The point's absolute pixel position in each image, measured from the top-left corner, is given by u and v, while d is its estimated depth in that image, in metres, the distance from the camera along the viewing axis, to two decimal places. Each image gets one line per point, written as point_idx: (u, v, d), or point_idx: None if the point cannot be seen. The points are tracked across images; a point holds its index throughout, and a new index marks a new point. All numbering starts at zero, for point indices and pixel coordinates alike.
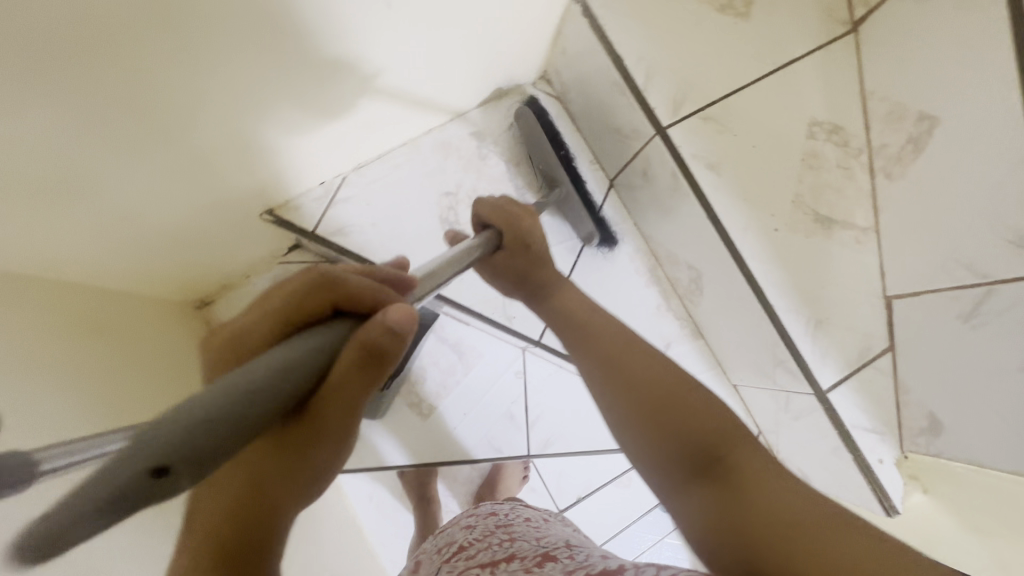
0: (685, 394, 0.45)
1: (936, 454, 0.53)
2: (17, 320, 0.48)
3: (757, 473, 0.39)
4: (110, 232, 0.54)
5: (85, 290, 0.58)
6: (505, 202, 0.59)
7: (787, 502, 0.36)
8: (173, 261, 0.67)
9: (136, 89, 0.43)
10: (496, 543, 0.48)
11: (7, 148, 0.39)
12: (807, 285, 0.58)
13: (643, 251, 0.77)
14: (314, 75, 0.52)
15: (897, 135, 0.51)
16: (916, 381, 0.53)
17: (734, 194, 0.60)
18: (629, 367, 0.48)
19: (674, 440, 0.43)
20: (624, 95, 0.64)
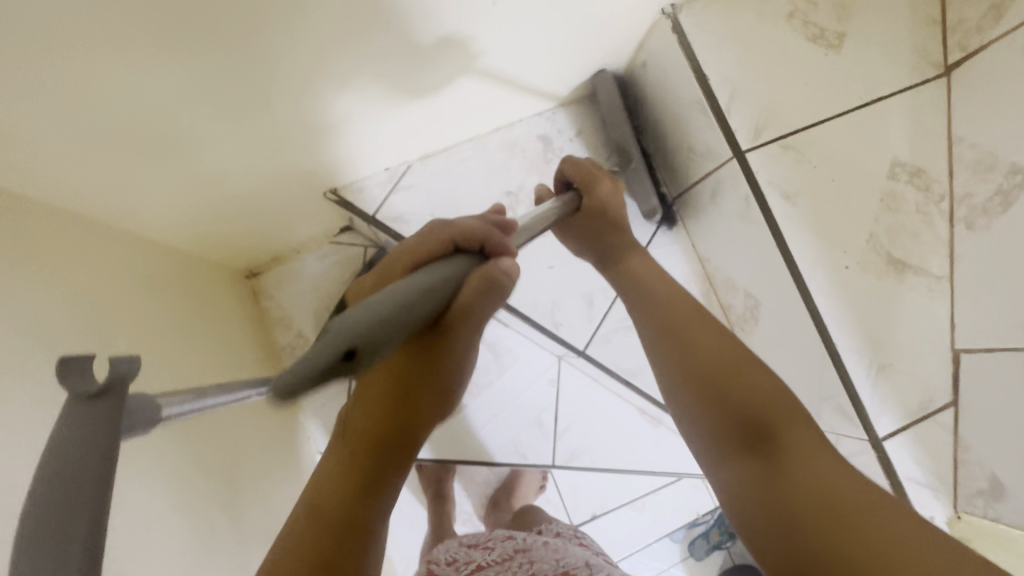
0: (744, 362, 0.41)
1: (994, 519, 0.50)
2: (92, 263, 0.50)
3: (812, 452, 0.36)
4: (187, 189, 0.56)
5: (156, 244, 0.60)
6: (589, 163, 0.56)
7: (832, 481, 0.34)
8: (239, 226, 0.68)
9: (230, 52, 0.43)
10: (515, 566, 0.47)
11: (102, 93, 0.40)
12: (872, 328, 0.56)
13: (698, 274, 0.76)
14: (405, 59, 0.53)
15: (985, 186, 0.49)
16: (977, 439, 0.50)
17: (807, 226, 0.59)
18: (689, 327, 0.44)
19: (722, 408, 0.40)
20: (705, 115, 0.64)
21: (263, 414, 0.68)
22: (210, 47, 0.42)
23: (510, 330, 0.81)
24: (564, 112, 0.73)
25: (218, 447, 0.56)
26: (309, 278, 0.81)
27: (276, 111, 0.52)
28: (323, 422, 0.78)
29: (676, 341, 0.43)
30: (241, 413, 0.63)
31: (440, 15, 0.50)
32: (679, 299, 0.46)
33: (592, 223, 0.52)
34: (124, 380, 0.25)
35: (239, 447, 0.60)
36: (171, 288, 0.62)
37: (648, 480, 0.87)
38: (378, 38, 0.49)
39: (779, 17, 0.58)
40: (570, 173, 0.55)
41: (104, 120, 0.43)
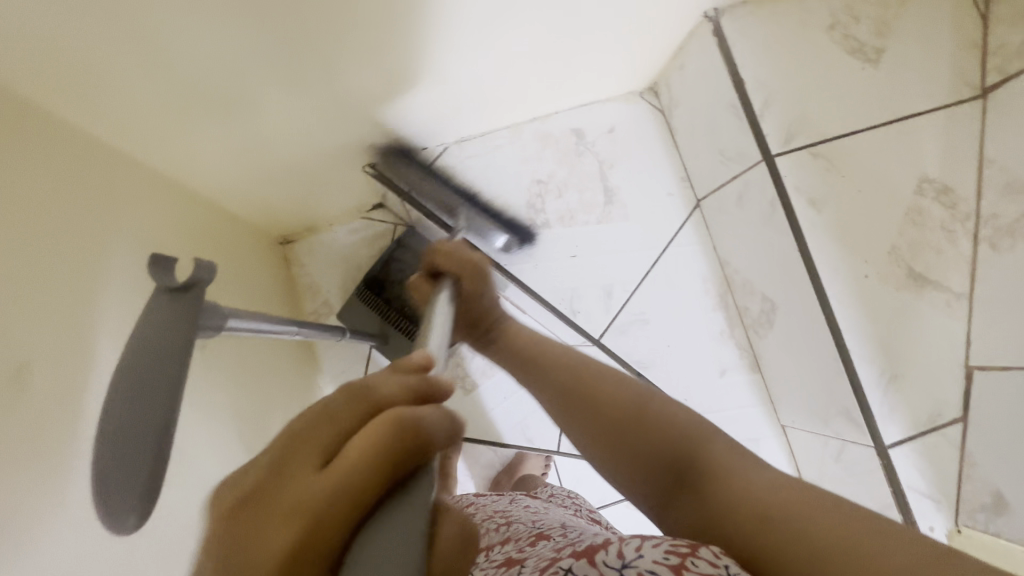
0: (646, 406, 0.37)
1: (995, 533, 0.50)
2: (146, 210, 0.54)
3: (726, 466, 0.33)
4: (239, 153, 0.60)
5: (205, 201, 0.64)
6: (466, 251, 0.50)
7: (755, 484, 0.31)
8: (282, 193, 0.72)
9: (287, 24, 0.47)
10: (493, 528, 0.46)
11: (166, 48, 0.44)
12: (888, 339, 0.57)
13: (716, 275, 0.77)
14: (444, 49, 0.56)
15: (1011, 207, 0.49)
16: (983, 455, 0.51)
17: (830, 233, 0.60)
18: (587, 382, 0.40)
19: (647, 464, 0.35)
20: (738, 118, 0.64)
21: (276, 362, 0.72)
22: (268, 13, 0.45)
23: (526, 318, 0.80)
24: (600, 108, 0.75)
25: (230, 380, 0.60)
26: (339, 248, 0.83)
27: (321, 82, 0.55)
28: (340, 388, 0.83)
29: (585, 401, 0.39)
30: (255, 351, 0.66)
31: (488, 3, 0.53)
32: (575, 358, 0.43)
33: (471, 309, 0.49)
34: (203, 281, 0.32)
35: (254, 383, 0.65)
36: (213, 243, 0.66)
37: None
38: (424, 23, 0.52)
39: (820, 29, 0.59)
40: (439, 263, 0.48)
41: (166, 74, 0.46)
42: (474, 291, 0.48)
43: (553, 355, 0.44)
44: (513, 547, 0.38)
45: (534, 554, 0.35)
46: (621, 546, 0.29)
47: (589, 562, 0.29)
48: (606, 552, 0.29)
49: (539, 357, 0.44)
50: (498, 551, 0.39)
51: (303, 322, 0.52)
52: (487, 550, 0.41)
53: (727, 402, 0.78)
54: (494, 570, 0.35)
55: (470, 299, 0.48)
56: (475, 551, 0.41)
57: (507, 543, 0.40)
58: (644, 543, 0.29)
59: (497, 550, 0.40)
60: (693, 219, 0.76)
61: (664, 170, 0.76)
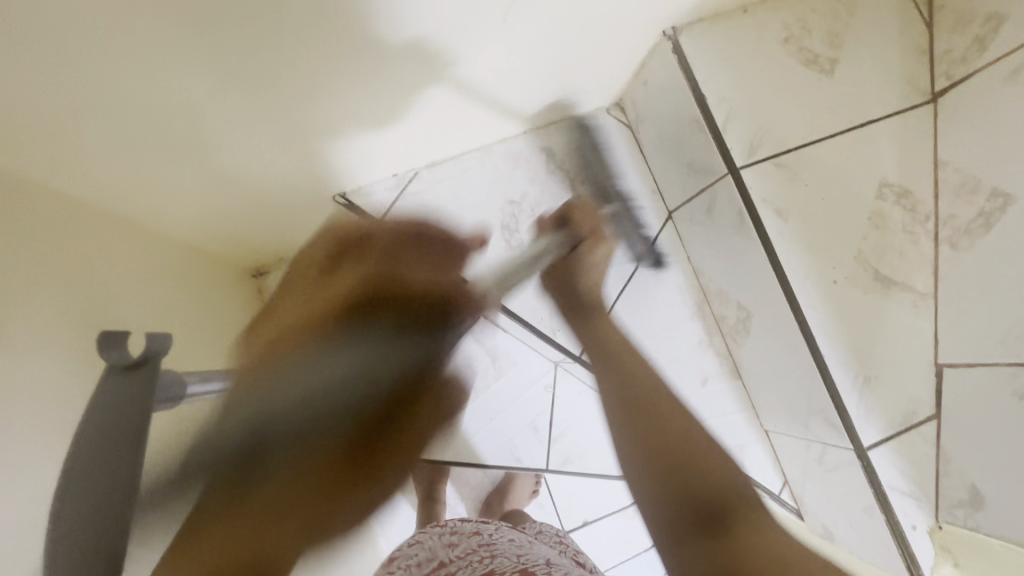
0: (709, 454, 0.50)
1: (974, 527, 0.51)
2: (111, 260, 0.54)
3: (759, 551, 0.40)
4: (203, 190, 0.59)
5: (166, 232, 0.62)
6: None
7: (778, 550, 0.40)
8: (246, 225, 0.70)
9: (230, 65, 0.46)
10: (476, 560, 0.49)
11: (105, 97, 0.43)
12: (861, 343, 0.58)
13: (692, 285, 0.77)
14: (416, 79, 0.57)
15: (969, 208, 0.53)
16: (958, 450, 0.53)
17: (798, 242, 0.60)
18: (665, 424, 0.53)
19: (682, 497, 0.48)
20: (702, 133, 0.64)
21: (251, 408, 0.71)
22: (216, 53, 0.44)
23: (509, 336, 0.83)
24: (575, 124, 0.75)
25: None
26: None
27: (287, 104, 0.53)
28: None
29: (675, 454, 0.51)
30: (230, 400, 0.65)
31: (453, 37, 0.53)
32: (684, 436, 0.52)
33: None
34: (156, 353, 0.45)
35: (222, 430, 0.63)
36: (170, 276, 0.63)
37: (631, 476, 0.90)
38: (389, 39, 0.50)
39: (775, 42, 0.61)
40: None
41: (117, 100, 0.44)
42: None
43: (635, 399, 0.56)
44: None
45: None
46: None
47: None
48: None
49: (639, 406, 0.55)
50: None
51: (276, 371, 0.50)
52: None
53: (707, 411, 0.79)
54: None
55: None
56: None
57: None
58: None
59: None
60: (666, 231, 0.77)
61: (635, 182, 0.77)
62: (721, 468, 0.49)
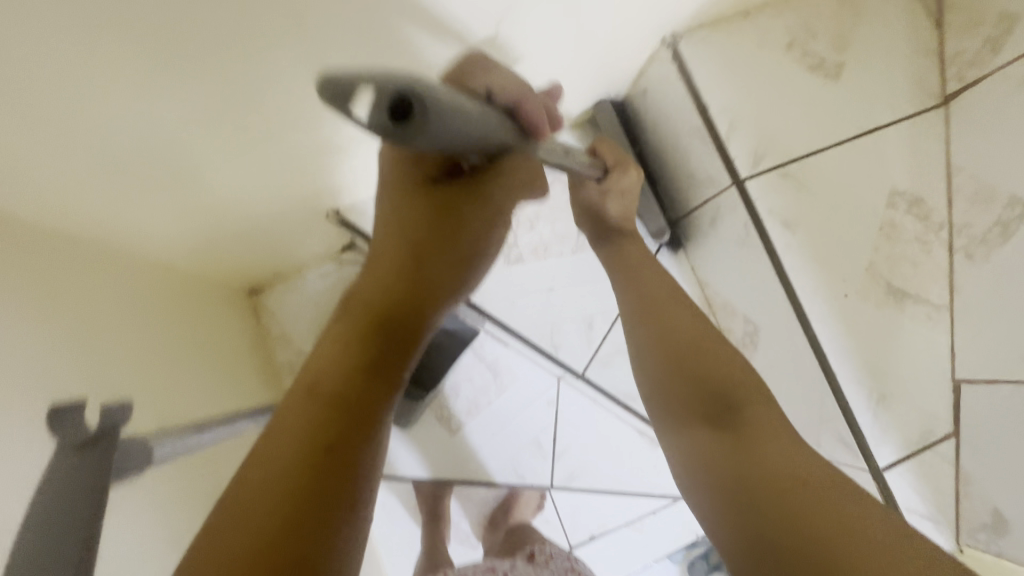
0: (712, 344, 0.46)
1: (996, 553, 0.50)
2: (111, 294, 0.52)
3: (772, 427, 0.40)
4: (200, 217, 0.57)
5: (147, 268, 0.58)
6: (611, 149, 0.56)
7: (794, 461, 0.38)
8: (226, 256, 0.69)
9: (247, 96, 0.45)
10: None
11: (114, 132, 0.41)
12: (874, 359, 0.56)
13: (697, 297, 0.75)
14: None
15: (985, 217, 0.50)
16: (978, 471, 0.50)
17: (805, 255, 0.58)
18: (683, 339, 0.46)
19: (694, 389, 0.44)
20: (705, 141, 0.63)
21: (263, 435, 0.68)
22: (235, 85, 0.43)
23: (509, 349, 0.80)
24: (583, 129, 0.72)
25: None
26: (307, 295, 0.81)
27: (244, 109, 0.46)
28: None
29: (685, 359, 0.45)
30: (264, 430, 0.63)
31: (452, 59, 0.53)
32: (696, 331, 0.47)
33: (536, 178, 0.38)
34: (113, 430, 0.35)
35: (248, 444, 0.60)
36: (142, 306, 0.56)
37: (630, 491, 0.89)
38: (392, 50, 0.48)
39: (778, 47, 0.59)
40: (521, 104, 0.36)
41: (41, 120, 0.36)
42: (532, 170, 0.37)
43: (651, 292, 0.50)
44: None
45: None
46: None
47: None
48: None
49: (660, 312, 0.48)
50: None
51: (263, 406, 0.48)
52: None
53: None
54: None
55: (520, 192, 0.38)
56: None
57: None
58: None
59: None
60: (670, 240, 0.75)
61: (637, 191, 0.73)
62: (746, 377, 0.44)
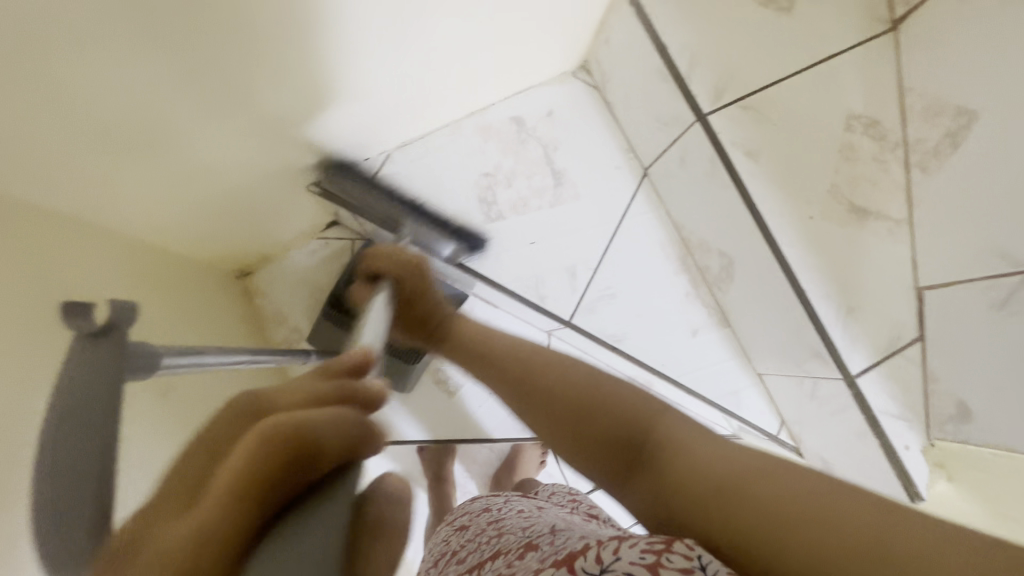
0: (601, 387, 0.42)
1: (963, 441, 0.53)
2: (103, 265, 0.53)
3: (680, 442, 0.34)
4: (185, 189, 0.59)
5: (116, 233, 0.56)
6: (401, 254, 0.64)
7: (716, 457, 0.32)
8: (215, 224, 0.68)
9: (205, 56, 0.46)
10: (485, 542, 0.51)
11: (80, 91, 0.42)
12: (842, 276, 0.58)
13: (674, 240, 0.78)
14: (379, 61, 0.56)
15: (934, 130, 0.48)
16: (944, 370, 0.53)
17: (771, 182, 0.60)
18: (567, 406, 0.43)
19: (598, 450, 0.39)
20: (667, 83, 0.65)
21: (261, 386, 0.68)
22: (190, 40, 0.44)
23: (499, 311, 0.83)
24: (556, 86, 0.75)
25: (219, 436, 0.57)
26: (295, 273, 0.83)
27: (211, 70, 0.48)
28: None
29: (570, 412, 0.43)
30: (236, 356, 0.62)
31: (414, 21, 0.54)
32: (563, 382, 0.45)
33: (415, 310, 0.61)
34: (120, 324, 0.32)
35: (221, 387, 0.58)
36: (138, 276, 0.59)
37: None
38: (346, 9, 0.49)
39: None
40: (382, 266, 0.63)
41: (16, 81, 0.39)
42: (412, 283, 0.61)
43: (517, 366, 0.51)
44: (504, 562, 0.43)
45: (523, 567, 0.39)
46: (600, 550, 0.29)
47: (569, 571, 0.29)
48: (585, 559, 0.29)
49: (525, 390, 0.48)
50: (490, 569, 0.43)
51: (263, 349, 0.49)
52: (480, 569, 0.45)
53: (702, 359, 0.80)
54: None
55: (414, 299, 0.61)
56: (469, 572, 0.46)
57: (499, 558, 0.45)
58: (621, 544, 0.29)
59: (489, 567, 0.44)
60: (643, 188, 0.77)
61: (606, 144, 0.76)
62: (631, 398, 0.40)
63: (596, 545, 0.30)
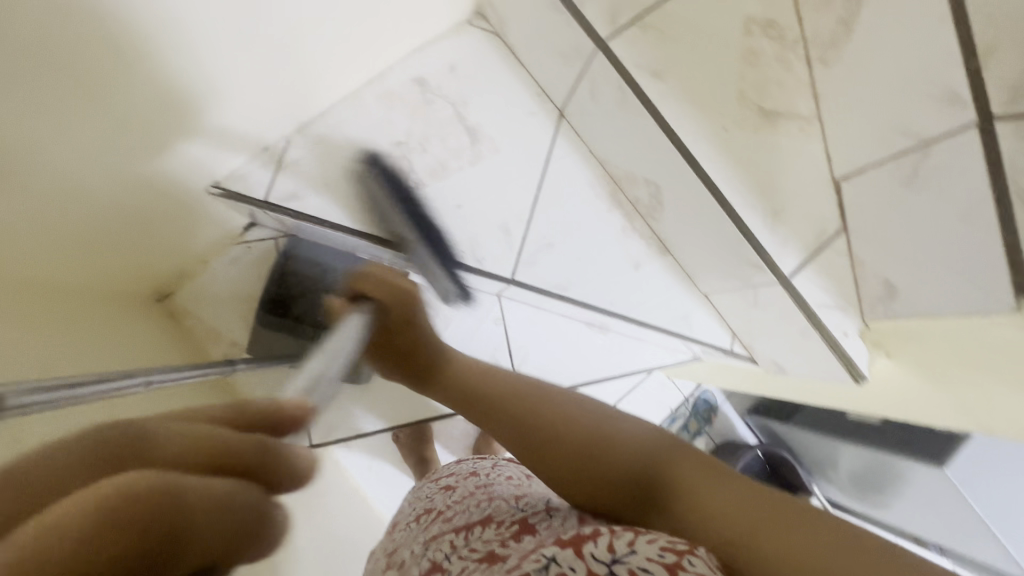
0: (618, 435, 0.44)
1: (892, 316, 0.56)
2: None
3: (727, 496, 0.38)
4: (60, 206, 0.54)
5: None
6: (388, 276, 0.56)
7: (743, 500, 0.37)
8: (97, 262, 0.63)
9: (38, 55, 0.41)
10: (473, 504, 0.52)
11: None
12: (763, 181, 0.58)
13: (601, 177, 0.76)
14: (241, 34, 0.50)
15: (827, 20, 0.46)
16: (869, 254, 0.54)
17: (682, 99, 0.58)
18: (574, 441, 0.44)
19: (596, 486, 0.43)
20: (562, 13, 0.61)
21: None
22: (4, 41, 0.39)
23: None
24: None
25: None
26: (221, 285, 0.79)
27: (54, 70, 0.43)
28: None
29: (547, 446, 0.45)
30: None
31: None
32: (569, 416, 0.45)
33: (402, 339, 0.55)
34: None
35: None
36: (35, 317, 0.53)
37: (594, 374, 0.96)
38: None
39: None
40: (367, 289, 0.55)
41: None
42: (399, 316, 0.54)
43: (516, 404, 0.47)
44: (497, 535, 0.44)
45: (520, 544, 0.41)
46: (615, 539, 0.34)
47: (576, 552, 0.34)
48: (596, 546, 0.34)
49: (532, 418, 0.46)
50: (480, 536, 0.45)
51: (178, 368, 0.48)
52: (469, 532, 0.46)
53: (647, 290, 0.81)
54: (478, 565, 0.40)
55: (398, 328, 0.54)
56: (456, 533, 0.47)
57: (489, 526, 0.46)
58: (637, 539, 0.34)
59: (479, 533, 0.45)
60: (562, 130, 0.75)
61: (516, 91, 0.73)
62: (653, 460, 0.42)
63: (605, 531, 0.36)
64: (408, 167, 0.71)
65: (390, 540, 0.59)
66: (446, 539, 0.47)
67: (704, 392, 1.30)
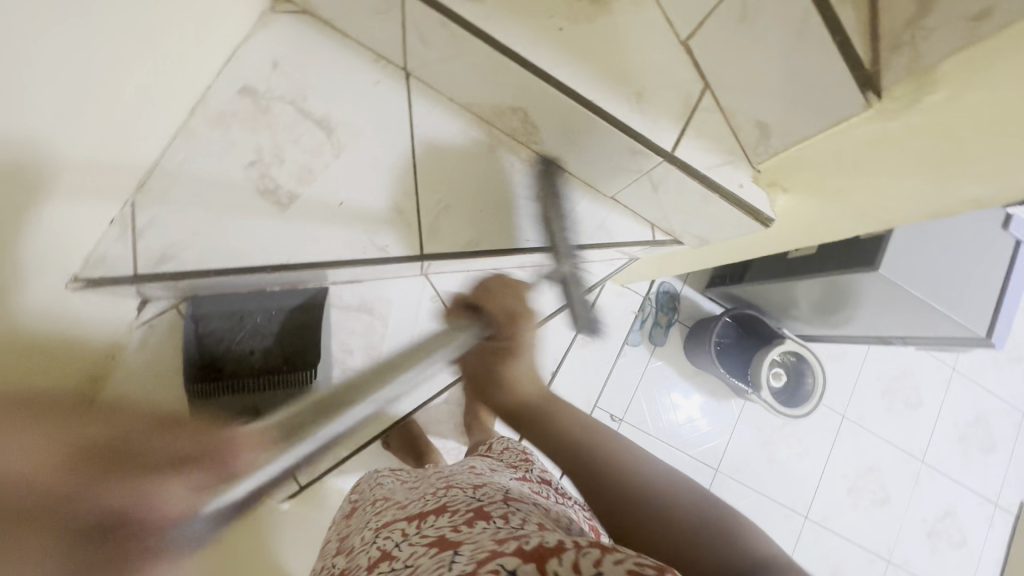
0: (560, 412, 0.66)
1: (774, 152, 0.55)
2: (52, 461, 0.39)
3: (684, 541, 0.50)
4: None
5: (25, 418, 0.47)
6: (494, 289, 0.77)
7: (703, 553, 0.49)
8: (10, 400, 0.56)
9: None
10: (429, 495, 0.58)
11: None
12: (614, 66, 0.57)
13: (472, 121, 0.73)
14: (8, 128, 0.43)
15: None
16: (736, 103, 0.54)
17: (505, 16, 0.56)
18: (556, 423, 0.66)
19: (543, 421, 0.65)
20: None
21: None
22: None
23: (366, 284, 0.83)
24: (267, 32, 0.66)
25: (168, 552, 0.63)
26: (142, 372, 0.74)
27: None
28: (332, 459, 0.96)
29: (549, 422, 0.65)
30: None
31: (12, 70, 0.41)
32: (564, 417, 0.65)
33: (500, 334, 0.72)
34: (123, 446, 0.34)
35: None
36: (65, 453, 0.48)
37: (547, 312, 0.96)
38: None
39: None
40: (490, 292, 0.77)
41: None
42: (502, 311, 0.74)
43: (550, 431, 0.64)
44: (451, 522, 0.48)
45: (475, 532, 0.45)
46: (579, 555, 0.35)
47: (539, 567, 0.35)
48: (557, 561, 0.35)
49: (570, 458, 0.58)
50: (435, 524, 0.49)
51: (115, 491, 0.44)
52: (425, 520, 0.51)
53: (560, 215, 0.79)
54: (429, 549, 0.45)
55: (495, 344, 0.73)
56: (414, 521, 0.52)
57: (443, 515, 0.50)
58: (605, 558, 0.34)
59: (434, 520, 0.50)
60: (415, 90, 0.70)
61: (351, 67, 0.68)
62: (667, 502, 0.52)
63: (570, 547, 0.36)
64: (274, 183, 0.68)
65: (347, 525, 0.66)
66: (402, 526, 0.53)
67: (662, 285, 1.34)
